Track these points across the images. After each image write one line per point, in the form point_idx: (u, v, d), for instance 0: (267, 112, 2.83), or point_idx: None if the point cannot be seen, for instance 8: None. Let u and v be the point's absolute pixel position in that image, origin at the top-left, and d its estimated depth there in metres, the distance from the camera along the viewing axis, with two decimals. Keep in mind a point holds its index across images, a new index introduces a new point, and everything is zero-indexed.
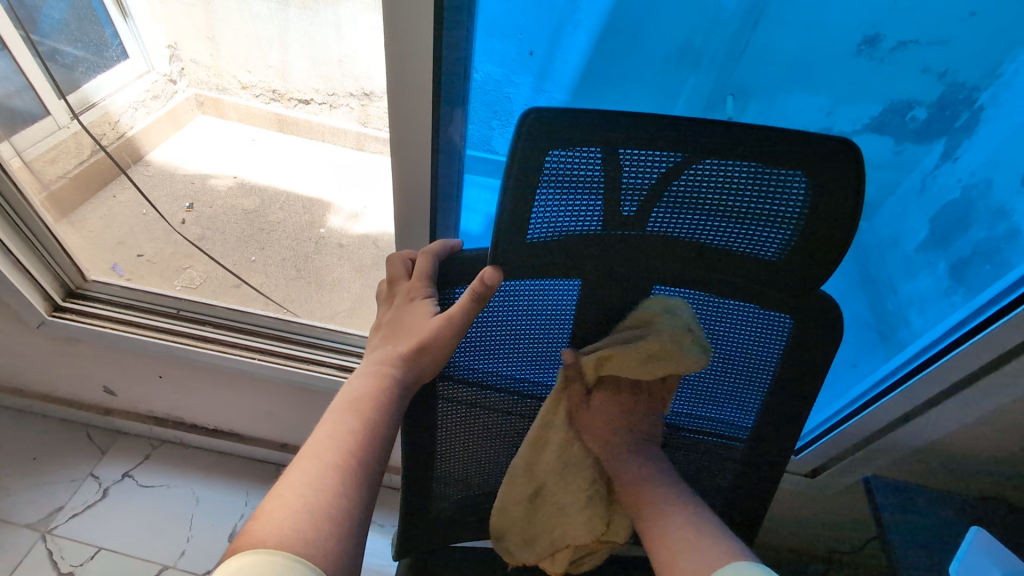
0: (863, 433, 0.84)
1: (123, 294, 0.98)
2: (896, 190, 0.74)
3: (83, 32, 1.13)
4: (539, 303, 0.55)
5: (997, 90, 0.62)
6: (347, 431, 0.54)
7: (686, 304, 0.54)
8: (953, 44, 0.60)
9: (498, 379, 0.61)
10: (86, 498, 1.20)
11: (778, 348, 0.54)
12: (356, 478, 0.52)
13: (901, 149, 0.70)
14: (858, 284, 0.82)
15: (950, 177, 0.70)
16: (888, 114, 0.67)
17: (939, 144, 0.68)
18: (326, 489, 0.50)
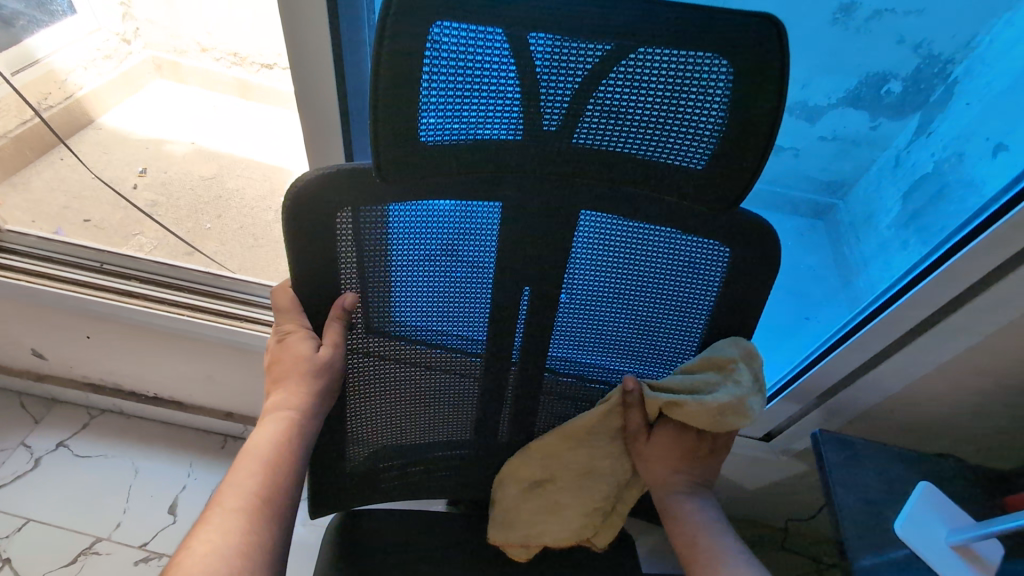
0: (813, 391, 0.83)
1: (44, 246, 0.92)
2: (871, 168, 0.85)
3: None
4: (456, 236, 0.52)
5: (970, 64, 0.71)
6: (260, 485, 0.51)
7: (609, 234, 0.52)
8: (923, 19, 0.68)
9: (417, 328, 0.59)
10: (16, 468, 1.13)
11: (716, 279, 0.53)
12: (267, 514, 0.50)
13: (878, 124, 0.79)
14: (825, 260, 0.94)
15: (925, 152, 0.79)
16: (864, 88, 0.76)
17: (915, 118, 0.77)
18: (236, 533, 0.48)
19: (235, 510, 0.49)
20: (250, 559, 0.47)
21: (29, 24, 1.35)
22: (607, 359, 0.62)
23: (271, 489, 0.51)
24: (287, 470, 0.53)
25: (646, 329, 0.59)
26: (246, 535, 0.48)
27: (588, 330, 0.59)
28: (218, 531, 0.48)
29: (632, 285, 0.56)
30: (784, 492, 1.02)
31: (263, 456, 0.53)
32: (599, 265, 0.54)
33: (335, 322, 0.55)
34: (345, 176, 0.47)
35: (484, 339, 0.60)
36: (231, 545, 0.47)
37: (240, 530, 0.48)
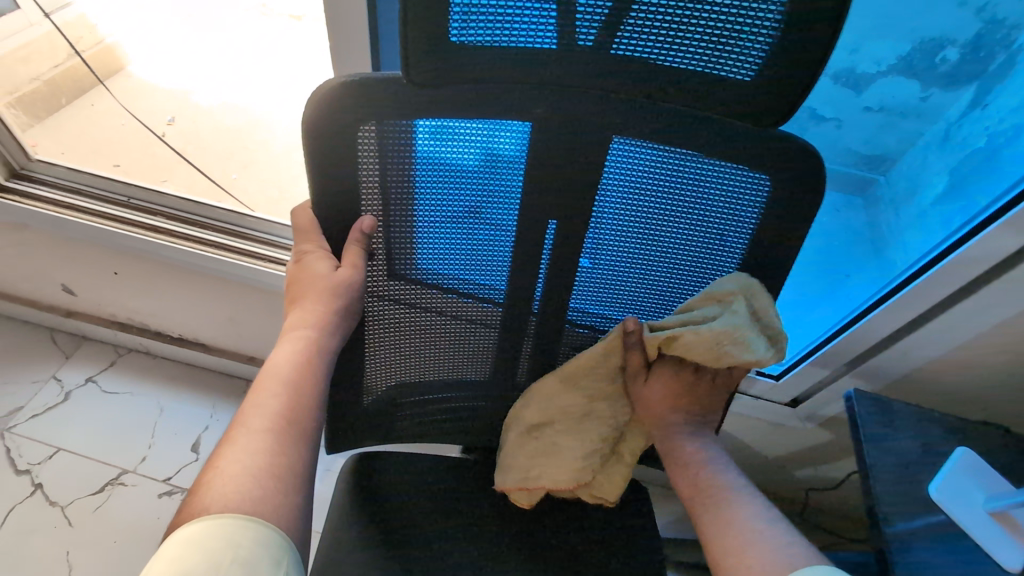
0: (845, 358, 0.80)
1: (73, 177, 0.93)
2: (918, 142, 0.78)
3: None
4: (484, 162, 0.50)
5: None
6: (283, 405, 0.51)
7: (642, 163, 0.49)
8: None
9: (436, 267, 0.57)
10: (47, 400, 1.17)
11: (753, 214, 0.50)
12: (291, 438, 0.50)
13: (929, 95, 0.73)
14: (857, 232, 0.88)
15: (978, 126, 0.72)
16: (916, 55, 0.70)
17: (969, 90, 0.71)
18: (262, 453, 0.48)
19: (261, 428, 0.49)
20: (283, 482, 0.47)
21: None
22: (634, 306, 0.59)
23: (295, 408, 0.51)
24: (311, 390, 0.53)
25: (676, 272, 0.56)
26: (274, 453, 0.48)
27: (616, 272, 0.57)
28: (246, 448, 0.48)
29: (664, 222, 0.53)
30: (805, 461, 1.00)
31: (284, 377, 0.52)
32: (627, 201, 0.52)
33: (355, 246, 0.53)
34: (368, 87, 0.45)
35: (507, 277, 0.58)
36: (259, 463, 0.47)
37: (266, 449, 0.48)
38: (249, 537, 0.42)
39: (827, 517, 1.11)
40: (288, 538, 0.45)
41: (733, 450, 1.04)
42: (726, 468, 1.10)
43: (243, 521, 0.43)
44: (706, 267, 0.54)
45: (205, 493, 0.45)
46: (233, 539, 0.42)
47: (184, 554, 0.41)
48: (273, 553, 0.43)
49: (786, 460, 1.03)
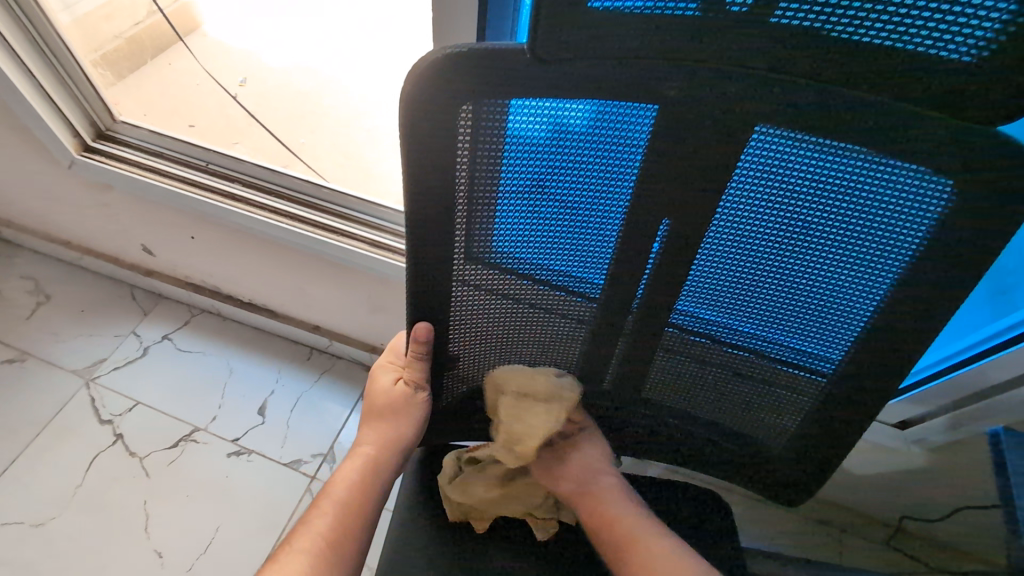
0: (976, 383, 0.70)
1: (153, 138, 0.92)
2: None
3: None
4: (592, 150, 0.43)
5: None
6: (327, 525, 0.52)
7: (787, 157, 0.40)
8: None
9: (527, 265, 0.51)
10: (127, 353, 1.22)
11: (920, 223, 0.40)
12: (327, 559, 0.50)
13: None
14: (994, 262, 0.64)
15: None
16: None
17: None
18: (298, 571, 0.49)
19: (303, 548, 0.50)
20: None
21: None
22: (750, 320, 0.51)
23: (342, 527, 0.53)
24: (359, 513, 0.54)
25: (806, 286, 0.47)
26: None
27: (734, 280, 0.49)
28: (284, 570, 0.49)
29: (803, 228, 0.44)
30: (901, 483, 0.92)
31: (336, 496, 0.55)
32: (757, 200, 0.43)
33: (420, 349, 0.55)
34: (476, 60, 0.37)
35: (605, 275, 0.51)
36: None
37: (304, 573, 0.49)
38: None
39: (914, 541, 1.02)
40: None
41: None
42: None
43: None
44: (846, 283, 0.45)
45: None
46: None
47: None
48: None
49: (879, 482, 0.94)
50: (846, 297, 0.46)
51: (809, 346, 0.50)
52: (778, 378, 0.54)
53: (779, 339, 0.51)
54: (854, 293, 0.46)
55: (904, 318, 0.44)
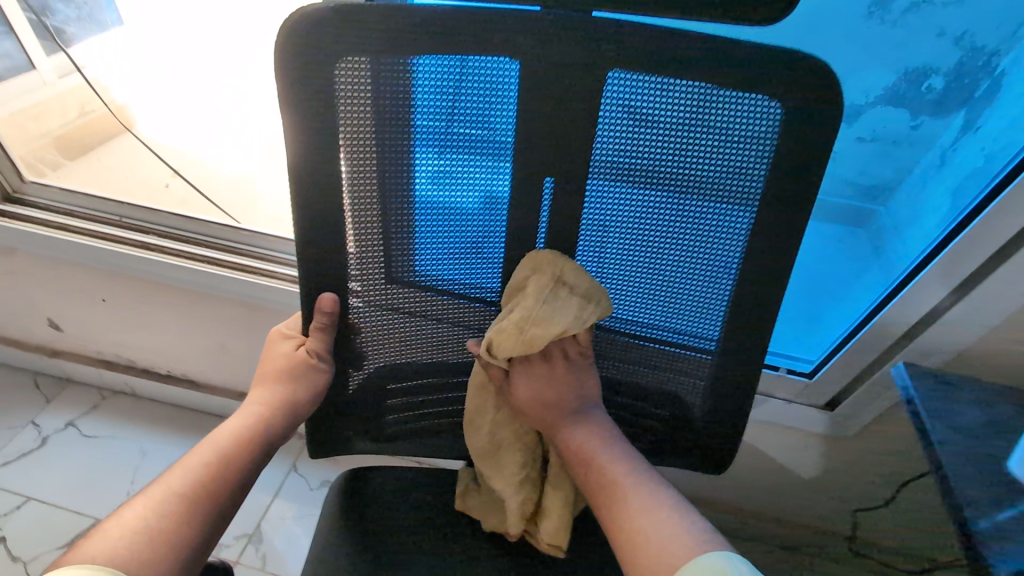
0: (877, 345, 0.74)
1: (64, 198, 0.89)
2: (914, 168, 0.75)
3: None
4: (471, 110, 0.46)
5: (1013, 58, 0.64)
6: (211, 468, 0.46)
7: (642, 99, 0.45)
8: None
9: (426, 236, 0.52)
10: (22, 446, 1.09)
11: (762, 148, 0.45)
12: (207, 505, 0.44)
13: (918, 123, 0.72)
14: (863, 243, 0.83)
15: (971, 147, 0.69)
16: (903, 86, 0.69)
17: (957, 117, 0.70)
18: (169, 512, 0.42)
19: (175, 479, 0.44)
20: None
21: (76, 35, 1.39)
22: (643, 275, 0.53)
23: (226, 465, 0.47)
24: (244, 458, 0.49)
25: (685, 229, 0.50)
26: (169, 513, 0.42)
27: (621, 237, 0.51)
28: (151, 508, 0.42)
29: (672, 171, 0.48)
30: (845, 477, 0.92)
31: (221, 441, 0.49)
32: (626, 147, 0.47)
33: (321, 321, 0.53)
34: (352, 17, 0.41)
35: (503, 242, 0.53)
36: (149, 520, 0.41)
37: (171, 507, 0.42)
38: None
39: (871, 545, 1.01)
40: None
41: (760, 466, 0.96)
42: (756, 492, 1.01)
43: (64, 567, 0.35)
44: (718, 221, 0.49)
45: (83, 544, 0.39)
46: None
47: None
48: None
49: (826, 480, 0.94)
50: (720, 232, 0.50)
51: (700, 295, 0.53)
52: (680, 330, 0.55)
53: (672, 293, 0.54)
54: (725, 227, 0.49)
55: (772, 242, 0.48)
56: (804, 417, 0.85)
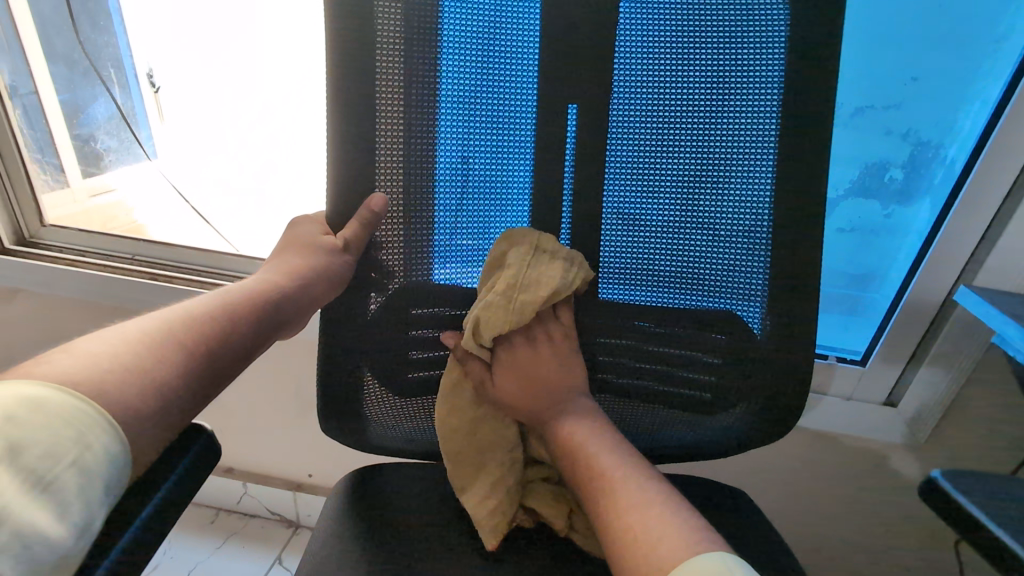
0: (919, 322, 0.73)
1: (77, 240, 0.92)
2: (891, 249, 0.74)
3: (122, 131, 0.98)
4: (498, 37, 0.44)
5: (961, 145, 0.67)
6: (202, 328, 0.39)
7: (658, 19, 0.43)
8: (926, 12, 0.63)
9: (450, 180, 0.47)
10: None
11: (776, 49, 0.42)
12: (189, 362, 0.37)
13: (890, 212, 0.72)
14: (858, 318, 0.78)
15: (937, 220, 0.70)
16: (866, 179, 0.71)
17: (924, 201, 0.70)
18: (145, 355, 0.35)
19: (144, 331, 0.37)
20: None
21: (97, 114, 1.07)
22: (672, 227, 0.47)
23: (212, 331, 0.39)
24: (242, 329, 0.42)
25: (713, 162, 0.45)
26: (139, 352, 0.35)
27: (635, 173, 0.46)
28: (125, 345, 0.35)
29: (684, 86, 0.44)
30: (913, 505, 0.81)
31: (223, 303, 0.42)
32: (645, 80, 0.45)
33: (363, 220, 0.45)
34: None
35: (529, 189, 0.48)
36: (116, 352, 0.34)
37: (141, 348, 0.35)
38: (93, 434, 0.29)
39: None
40: (124, 460, 0.31)
41: (806, 497, 0.87)
42: (803, 532, 0.90)
43: (45, 386, 0.29)
44: (740, 141, 0.44)
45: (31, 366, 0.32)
46: (36, 398, 0.28)
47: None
48: (59, 444, 0.28)
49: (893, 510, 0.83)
50: (750, 163, 0.44)
51: (731, 239, 0.46)
52: (730, 289, 0.47)
53: (707, 241, 0.46)
54: (756, 155, 0.44)
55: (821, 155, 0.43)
56: (864, 415, 0.79)
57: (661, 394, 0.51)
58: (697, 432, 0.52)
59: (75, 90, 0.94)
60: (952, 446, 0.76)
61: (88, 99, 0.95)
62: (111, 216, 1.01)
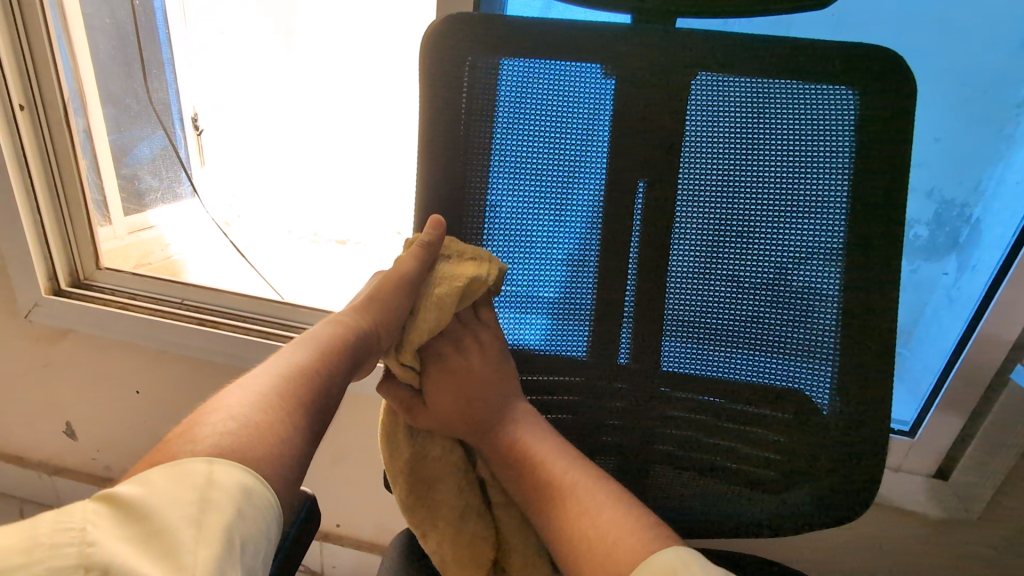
0: (970, 393, 0.72)
1: (131, 283, 0.95)
2: (925, 310, 0.74)
3: (165, 168, 1.09)
4: (567, 120, 0.46)
5: (986, 206, 0.69)
6: (292, 370, 0.44)
7: (728, 101, 0.45)
8: (942, 95, 0.66)
9: (513, 251, 0.49)
10: None
11: (843, 140, 0.44)
12: (297, 418, 0.41)
13: (915, 268, 0.74)
14: (904, 384, 0.78)
15: (974, 281, 0.71)
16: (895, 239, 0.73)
17: (952, 259, 0.72)
18: (261, 411, 0.39)
19: (260, 382, 0.42)
20: None
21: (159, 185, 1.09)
22: (735, 300, 0.47)
23: (304, 381, 0.44)
24: (327, 364, 0.47)
25: (778, 236, 0.46)
26: (265, 408, 0.39)
27: (700, 254, 0.47)
28: (232, 400, 0.40)
29: (748, 174, 0.46)
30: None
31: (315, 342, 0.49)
32: (713, 157, 0.46)
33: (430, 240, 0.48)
34: (466, 24, 0.44)
35: (595, 265, 0.49)
36: (248, 412, 0.38)
37: (262, 406, 0.40)
38: (270, 522, 0.34)
39: None
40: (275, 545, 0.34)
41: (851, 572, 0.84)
42: None
43: (248, 472, 0.34)
44: (805, 226, 0.45)
45: (182, 438, 0.36)
46: (247, 487, 0.33)
47: (153, 485, 0.32)
48: (262, 535, 0.33)
49: None
50: (816, 241, 0.45)
51: (797, 322, 0.47)
52: (791, 364, 0.48)
53: (770, 315, 0.47)
54: (822, 234, 0.45)
55: (891, 236, 0.43)
56: (915, 486, 0.76)
57: (721, 470, 0.52)
58: (759, 509, 0.51)
59: (124, 131, 1.02)
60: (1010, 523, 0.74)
61: (135, 139, 1.04)
62: (148, 250, 1.09)
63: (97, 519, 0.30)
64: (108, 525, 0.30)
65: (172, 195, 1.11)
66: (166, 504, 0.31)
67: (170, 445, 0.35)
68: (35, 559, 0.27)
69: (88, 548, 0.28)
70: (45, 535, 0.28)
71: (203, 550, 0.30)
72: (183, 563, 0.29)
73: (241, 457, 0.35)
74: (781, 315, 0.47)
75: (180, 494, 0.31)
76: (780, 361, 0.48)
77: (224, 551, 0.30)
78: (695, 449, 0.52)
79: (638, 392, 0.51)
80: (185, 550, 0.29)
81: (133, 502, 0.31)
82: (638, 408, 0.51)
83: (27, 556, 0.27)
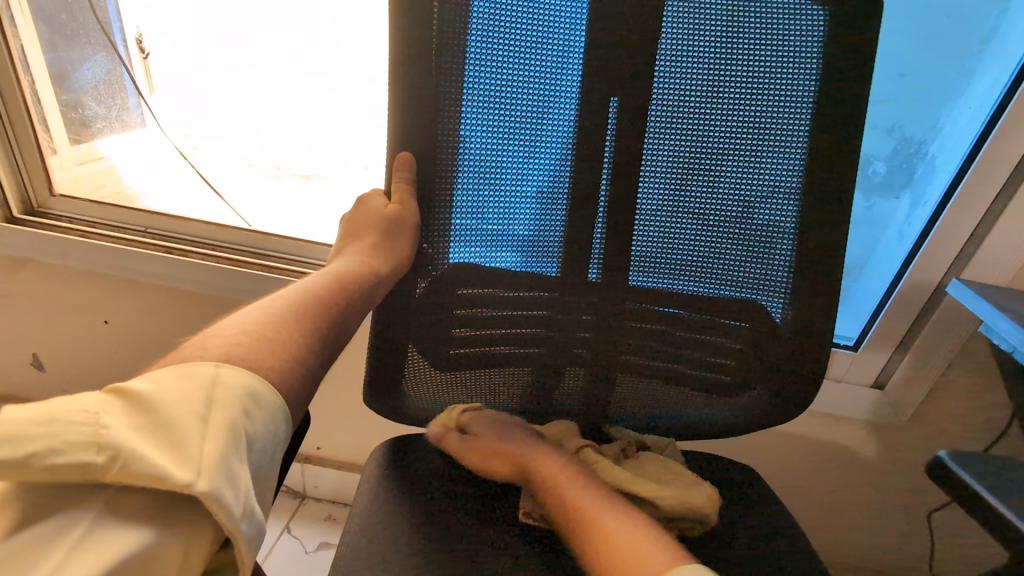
0: (908, 313, 0.78)
1: (87, 212, 0.91)
2: (876, 242, 0.79)
3: (112, 94, 1.04)
4: (542, 31, 0.46)
5: (942, 143, 0.72)
6: (296, 296, 0.45)
7: (703, 20, 0.45)
8: (915, 26, 0.67)
9: (487, 172, 0.49)
10: None
11: (811, 60, 0.45)
12: (312, 335, 0.42)
13: (871, 204, 0.77)
14: (852, 308, 0.84)
15: (920, 216, 0.75)
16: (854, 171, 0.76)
17: (904, 196, 0.76)
18: (276, 326, 0.40)
19: (270, 305, 0.43)
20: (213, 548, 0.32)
21: (113, 113, 1.06)
22: (703, 223, 0.50)
23: (321, 304, 0.45)
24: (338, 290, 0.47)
25: (747, 161, 0.48)
26: (276, 328, 0.40)
27: (673, 179, 0.49)
28: (243, 317, 0.41)
29: (721, 99, 0.47)
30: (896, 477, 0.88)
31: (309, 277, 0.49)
32: (688, 79, 0.47)
33: (401, 184, 0.48)
34: None
35: (568, 182, 0.50)
36: (258, 328, 0.40)
37: (273, 323, 0.41)
38: (279, 426, 0.36)
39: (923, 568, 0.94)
40: (283, 447, 0.37)
41: (795, 474, 0.93)
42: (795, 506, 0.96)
43: (255, 379, 0.36)
44: (772, 152, 0.47)
45: (195, 344, 0.37)
46: (252, 392, 0.35)
47: (162, 383, 0.33)
48: (268, 437, 0.35)
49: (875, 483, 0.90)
50: (781, 167, 0.47)
51: (759, 245, 0.50)
52: (749, 281, 0.51)
53: (734, 237, 0.50)
54: (786, 161, 0.47)
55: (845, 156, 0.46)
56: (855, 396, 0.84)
57: (686, 379, 0.56)
58: (715, 413, 0.57)
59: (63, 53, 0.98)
60: (936, 429, 0.82)
61: (77, 62, 1.00)
62: (99, 184, 1.07)
63: (109, 407, 0.31)
64: (119, 414, 0.31)
65: (121, 124, 1.07)
66: (177, 401, 0.32)
67: (176, 352, 0.37)
68: (52, 432, 0.29)
69: (101, 429, 0.30)
70: (60, 413, 0.30)
71: (210, 443, 0.31)
72: (190, 453, 0.30)
73: (239, 365, 0.36)
74: (743, 235, 0.50)
75: (187, 392, 0.33)
76: (741, 277, 0.51)
77: (229, 447, 0.32)
78: (667, 361, 0.55)
79: (613, 308, 0.54)
80: (193, 443, 0.31)
81: (146, 397, 0.32)
82: (615, 325, 0.55)
83: (45, 428, 0.29)
